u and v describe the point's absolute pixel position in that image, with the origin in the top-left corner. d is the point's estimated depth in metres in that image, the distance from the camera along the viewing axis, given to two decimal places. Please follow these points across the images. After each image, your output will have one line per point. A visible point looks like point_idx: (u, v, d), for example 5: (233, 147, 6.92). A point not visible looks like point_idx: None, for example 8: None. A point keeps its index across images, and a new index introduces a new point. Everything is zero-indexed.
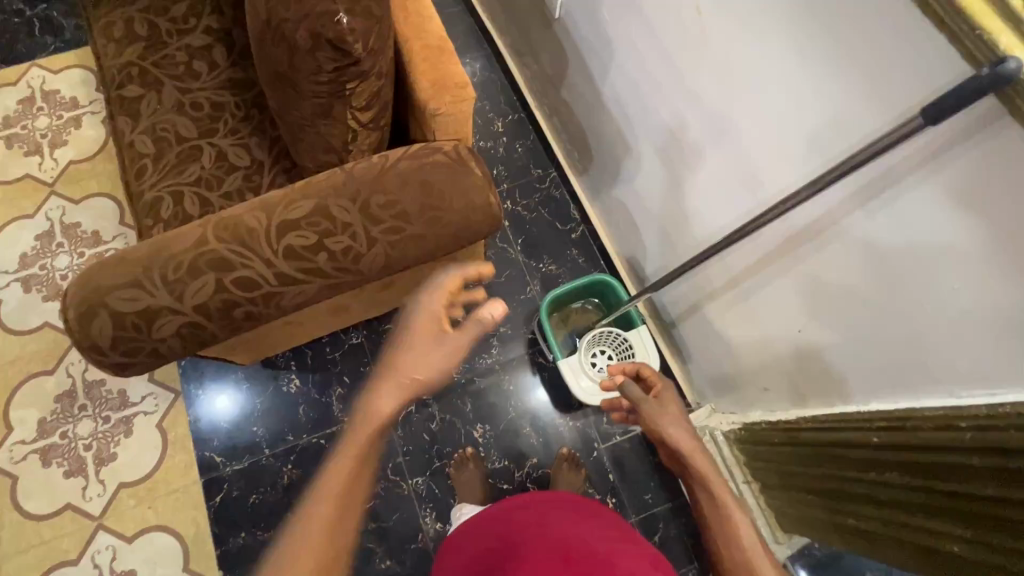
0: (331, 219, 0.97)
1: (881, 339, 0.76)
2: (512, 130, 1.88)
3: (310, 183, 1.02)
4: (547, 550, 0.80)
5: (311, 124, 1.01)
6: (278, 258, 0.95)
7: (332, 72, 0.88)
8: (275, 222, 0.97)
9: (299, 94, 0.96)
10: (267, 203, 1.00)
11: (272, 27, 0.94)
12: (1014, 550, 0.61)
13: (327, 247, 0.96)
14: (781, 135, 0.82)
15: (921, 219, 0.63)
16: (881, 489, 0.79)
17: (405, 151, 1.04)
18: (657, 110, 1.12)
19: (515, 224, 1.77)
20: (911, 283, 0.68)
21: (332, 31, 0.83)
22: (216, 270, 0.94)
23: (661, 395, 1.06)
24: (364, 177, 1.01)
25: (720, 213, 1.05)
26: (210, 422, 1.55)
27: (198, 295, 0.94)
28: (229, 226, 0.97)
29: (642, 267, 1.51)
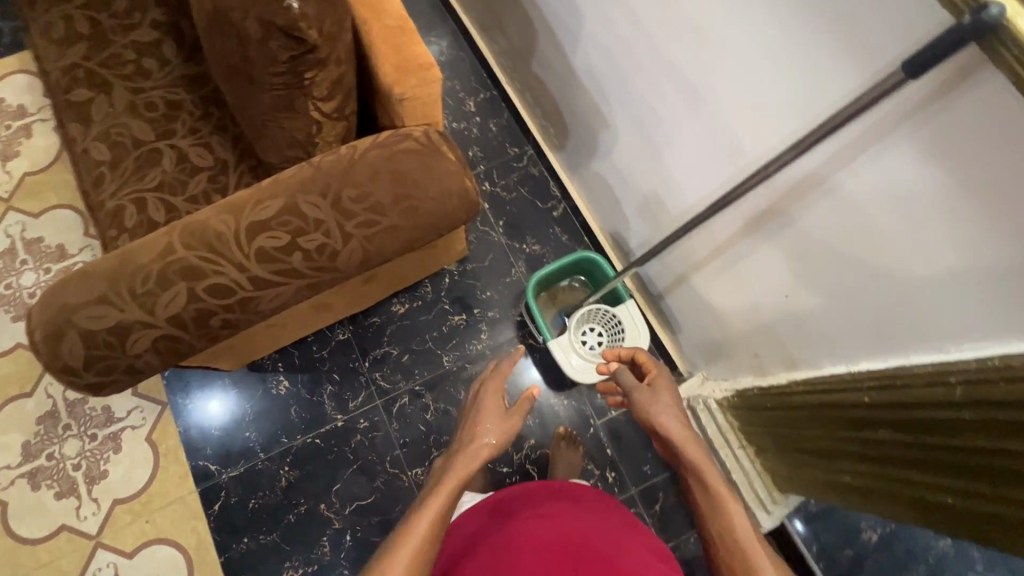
0: (302, 217, 0.93)
1: (867, 300, 0.76)
2: (484, 109, 1.83)
3: (276, 180, 0.97)
4: (549, 541, 0.79)
5: (272, 118, 0.97)
6: (250, 262, 0.92)
7: (288, 62, 0.84)
8: (244, 224, 0.93)
9: (256, 87, 0.91)
10: (234, 204, 0.96)
11: (219, 17, 0.88)
12: (1003, 497, 0.62)
13: (301, 246, 0.93)
14: (760, 97, 0.80)
15: (902, 180, 0.63)
16: (872, 447, 0.80)
17: (373, 140, 1.00)
18: (632, 80, 1.09)
19: (494, 206, 1.74)
20: (896, 243, 0.67)
21: (283, 17, 0.78)
22: (186, 278, 0.90)
23: (654, 382, 1.03)
24: (333, 170, 0.97)
25: (702, 181, 1.03)
26: (201, 431, 1.52)
27: (169, 307, 0.90)
28: (195, 231, 0.92)
29: (625, 241, 1.49)
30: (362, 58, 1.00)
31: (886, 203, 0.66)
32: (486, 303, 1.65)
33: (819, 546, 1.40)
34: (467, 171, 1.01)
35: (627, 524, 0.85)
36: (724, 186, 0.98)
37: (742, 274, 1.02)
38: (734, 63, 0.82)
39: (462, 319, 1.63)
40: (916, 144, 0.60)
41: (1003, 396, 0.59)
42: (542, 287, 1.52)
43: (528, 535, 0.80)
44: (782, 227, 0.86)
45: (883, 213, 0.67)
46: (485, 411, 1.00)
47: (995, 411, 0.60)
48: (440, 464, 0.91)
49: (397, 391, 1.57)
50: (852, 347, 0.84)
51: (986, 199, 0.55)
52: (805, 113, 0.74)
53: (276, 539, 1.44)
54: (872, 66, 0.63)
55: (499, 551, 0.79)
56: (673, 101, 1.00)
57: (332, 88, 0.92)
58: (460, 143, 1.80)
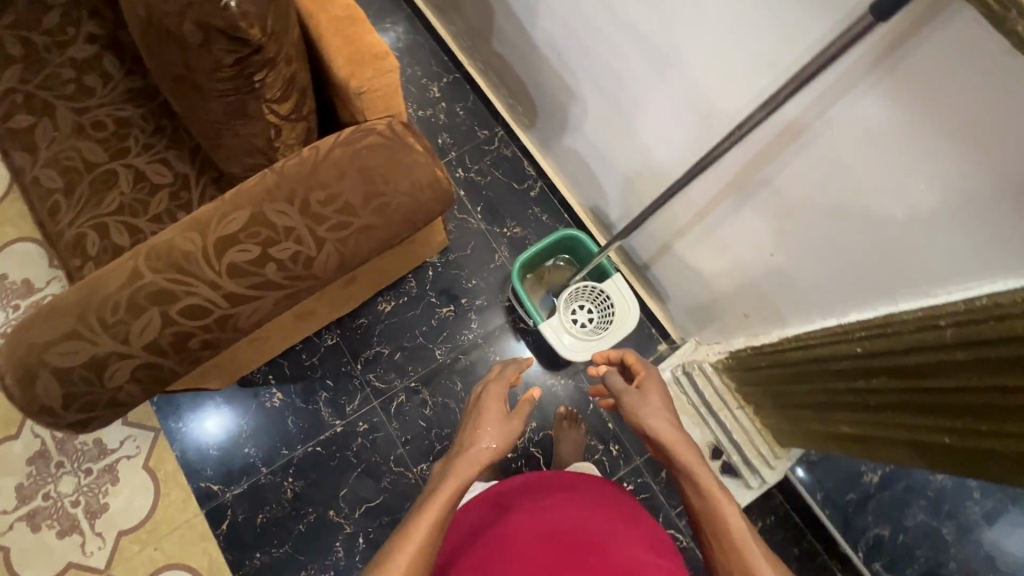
0: (271, 226, 0.90)
1: (852, 250, 0.75)
2: (449, 93, 1.78)
3: (240, 191, 0.94)
4: (544, 537, 0.80)
5: (227, 126, 0.92)
6: (223, 278, 0.88)
7: (234, 65, 0.79)
8: (211, 240, 0.89)
9: (205, 96, 0.87)
10: (198, 220, 0.92)
11: (155, 24, 0.83)
12: (1000, 433, 0.63)
13: (274, 257, 0.90)
14: (727, 54, 0.78)
15: (878, 127, 0.61)
16: (869, 395, 0.81)
17: (336, 138, 0.96)
18: (595, 48, 1.05)
19: (470, 192, 1.71)
20: (876, 192, 0.67)
21: (221, 19, 0.73)
22: (158, 303, 0.87)
23: (642, 383, 1.03)
24: (298, 174, 0.93)
25: (676, 146, 1.02)
26: (199, 453, 1.50)
27: (145, 334, 0.86)
28: (161, 253, 0.88)
29: (606, 214, 1.48)
30: (313, 52, 0.95)
31: (864, 153, 0.65)
32: (472, 292, 1.63)
33: (825, 493, 1.43)
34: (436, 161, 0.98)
35: (629, 513, 0.86)
36: (699, 150, 0.96)
37: (725, 237, 1.02)
38: (699, 21, 0.79)
39: (450, 310, 1.61)
40: (890, 89, 0.58)
41: (994, 334, 0.59)
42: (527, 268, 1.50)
43: (524, 530, 0.81)
44: (762, 187, 0.84)
45: (862, 163, 0.66)
46: (486, 413, 0.97)
47: (988, 349, 0.61)
48: (439, 469, 0.89)
49: (393, 390, 1.55)
50: (839, 301, 0.84)
51: (965, 139, 0.54)
52: (775, 66, 0.72)
53: (289, 551, 1.44)
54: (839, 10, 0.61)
55: (496, 546, 0.80)
56: (640, 67, 0.97)
57: (284, 89, 0.88)
58: (428, 131, 1.75)
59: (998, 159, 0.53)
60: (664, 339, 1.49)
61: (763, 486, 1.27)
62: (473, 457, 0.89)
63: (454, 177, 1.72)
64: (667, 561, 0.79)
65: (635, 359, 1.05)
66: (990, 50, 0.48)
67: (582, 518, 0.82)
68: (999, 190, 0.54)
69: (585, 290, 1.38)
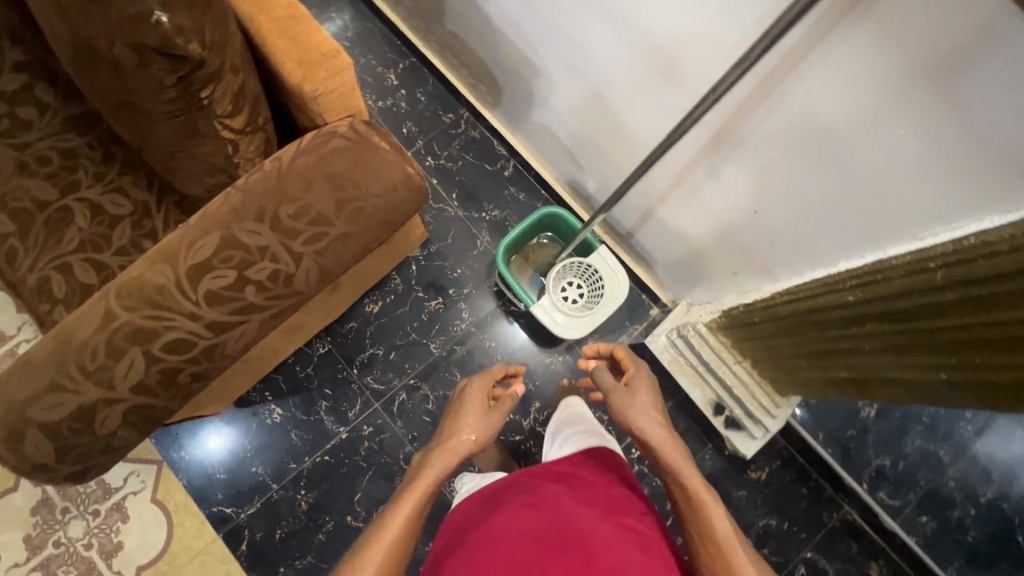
0: (243, 248, 0.86)
1: (835, 201, 0.75)
2: (407, 79, 1.71)
3: (205, 214, 0.89)
4: (530, 527, 0.78)
5: (180, 149, 0.87)
6: (202, 308, 0.85)
7: (177, 84, 0.74)
8: (183, 269, 0.85)
9: (151, 119, 0.82)
10: (166, 250, 0.87)
11: (84, 49, 0.77)
12: (997, 364, 0.64)
13: (252, 279, 0.86)
14: (693, 13, 0.75)
15: (856, 76, 0.60)
16: (864, 340, 0.82)
17: (297, 147, 0.92)
18: (554, 18, 1.01)
19: (444, 180, 1.67)
20: (857, 141, 0.65)
21: (155, 37, 0.68)
22: (138, 342, 0.83)
23: (630, 382, 1.05)
24: (263, 190, 0.89)
25: (648, 112, 0.99)
26: (207, 479, 1.48)
27: (130, 376, 0.83)
28: (132, 289, 0.85)
29: (583, 186, 1.45)
30: (259, 56, 0.89)
31: (842, 104, 0.64)
32: (459, 282, 1.61)
33: (826, 432, 1.47)
34: (406, 157, 0.95)
35: (617, 506, 0.86)
36: (672, 114, 0.94)
37: (709, 200, 1.01)
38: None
39: (439, 303, 1.59)
40: (864, 37, 0.56)
41: (984, 273, 0.60)
42: (511, 252, 1.47)
43: (512, 522, 0.80)
44: (741, 146, 0.83)
45: (840, 115, 0.65)
46: (468, 408, 1.03)
47: (980, 288, 0.61)
48: (419, 459, 0.96)
49: (393, 390, 1.54)
50: (826, 253, 0.84)
51: (944, 81, 0.53)
52: (743, 22, 0.69)
53: (312, 561, 1.44)
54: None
55: (483, 540, 0.80)
56: (603, 35, 0.94)
57: (235, 101, 0.83)
58: (391, 121, 1.69)
59: (976, 100, 0.52)
60: (655, 304, 1.49)
61: (767, 435, 1.30)
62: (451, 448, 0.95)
63: (425, 166, 1.67)
64: (656, 558, 0.77)
65: (620, 356, 1.07)
66: None
67: (568, 511, 0.80)
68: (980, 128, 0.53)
69: (574, 266, 1.37)
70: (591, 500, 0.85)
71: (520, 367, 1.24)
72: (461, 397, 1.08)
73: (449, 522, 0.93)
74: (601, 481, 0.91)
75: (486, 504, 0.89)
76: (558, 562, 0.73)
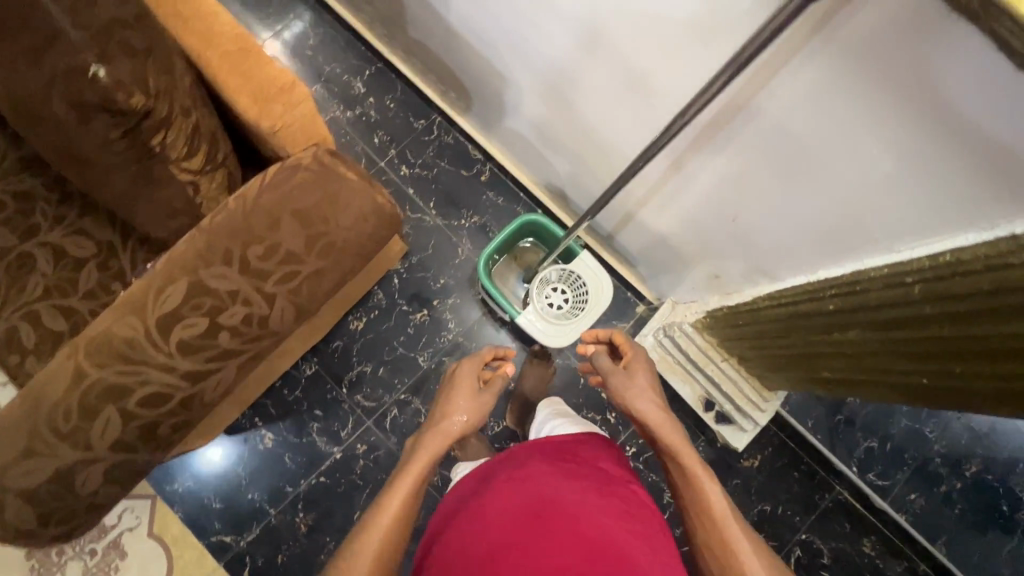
0: (212, 293, 0.84)
1: (812, 212, 0.74)
2: (374, 86, 1.67)
3: (169, 259, 0.86)
4: (520, 500, 0.77)
5: (138, 196, 0.84)
6: (175, 358, 0.83)
7: (124, 137, 0.71)
8: (153, 320, 0.83)
9: (103, 171, 0.78)
10: (134, 298, 0.84)
11: (22, 104, 0.73)
12: (977, 373, 0.64)
13: (224, 325, 0.84)
14: (658, 27, 0.73)
15: (825, 96, 0.59)
16: (846, 345, 0.82)
17: (261, 181, 0.89)
18: (519, 28, 0.98)
19: (420, 189, 1.63)
20: (830, 157, 0.64)
21: (94, 92, 0.65)
22: (113, 400, 0.81)
23: (629, 364, 1.04)
24: (228, 230, 0.86)
25: (620, 121, 0.97)
26: (203, 509, 1.47)
27: (107, 435, 0.81)
28: (101, 345, 0.82)
29: (561, 188, 1.43)
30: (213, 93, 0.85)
31: (812, 122, 0.62)
32: (442, 292, 1.59)
33: (815, 417, 1.49)
34: (372, 184, 0.92)
35: (607, 478, 0.84)
36: (643, 126, 0.92)
37: (687, 208, 1.00)
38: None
39: (425, 314, 1.57)
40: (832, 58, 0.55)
41: (961, 290, 0.59)
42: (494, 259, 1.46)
43: (500, 497, 0.78)
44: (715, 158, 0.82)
45: (811, 131, 0.63)
46: (457, 392, 1.08)
47: (957, 303, 0.61)
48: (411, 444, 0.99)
49: (384, 406, 1.53)
50: (803, 261, 0.84)
51: (910, 106, 0.52)
52: (711, 38, 0.67)
53: None
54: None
55: (473, 517, 0.78)
56: (570, 47, 0.91)
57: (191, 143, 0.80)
58: (361, 131, 1.65)
59: (947, 122, 0.51)
60: (641, 301, 1.49)
61: (757, 427, 1.32)
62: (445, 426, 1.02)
63: (399, 176, 1.64)
64: (645, 527, 0.76)
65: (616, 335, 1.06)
66: (930, 13, 0.45)
67: (555, 485, 0.78)
68: (952, 150, 0.52)
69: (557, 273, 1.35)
70: (586, 476, 0.82)
71: (508, 351, 1.27)
72: (450, 380, 1.14)
73: (442, 496, 0.92)
74: (602, 458, 0.89)
75: (477, 482, 0.86)
76: (548, 533, 0.72)
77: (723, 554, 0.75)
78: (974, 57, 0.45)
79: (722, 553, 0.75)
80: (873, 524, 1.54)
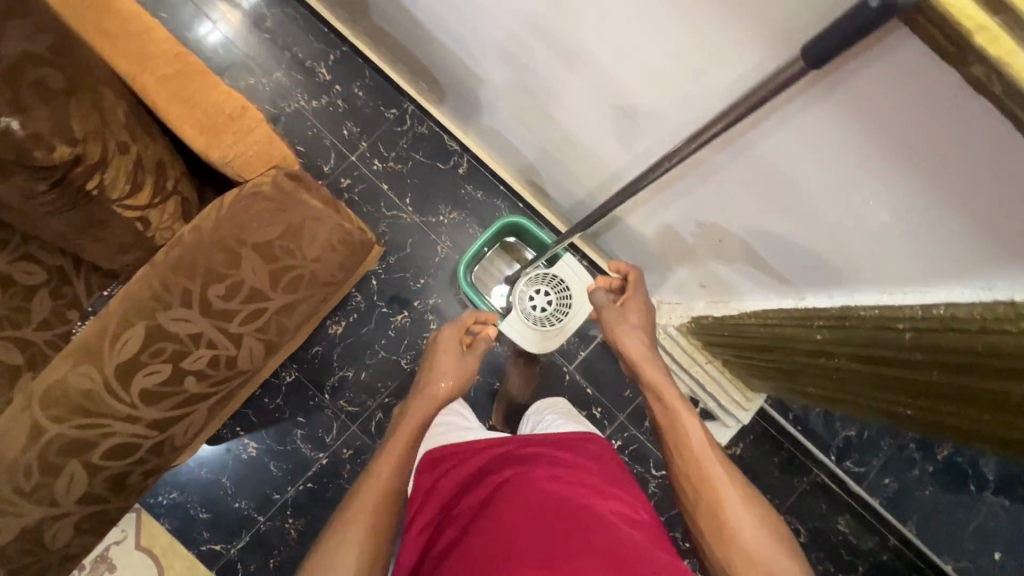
0: (173, 337, 0.79)
1: (803, 246, 0.71)
2: (340, 74, 1.55)
3: (123, 299, 0.80)
4: (535, 505, 0.71)
5: (82, 238, 0.78)
6: (138, 408, 0.79)
7: (52, 186, 0.65)
8: (111, 368, 0.77)
9: (37, 217, 0.72)
10: (89, 342, 0.78)
11: None
12: (963, 416, 0.64)
13: (189, 370, 0.80)
14: (642, 54, 0.67)
15: (824, 143, 0.54)
16: (831, 369, 0.81)
17: (218, 208, 0.81)
18: (491, 34, 0.91)
19: (394, 184, 1.56)
20: (823, 200, 0.61)
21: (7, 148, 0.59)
22: (74, 454, 0.77)
23: (626, 304, 1.15)
24: (184, 263, 0.79)
25: (599, 138, 0.92)
26: (190, 520, 1.46)
27: (73, 489, 0.78)
28: (56, 397, 0.77)
29: (543, 185, 1.38)
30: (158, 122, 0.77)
31: (807, 165, 0.58)
32: (423, 292, 1.54)
33: (796, 407, 1.51)
34: (340, 211, 0.85)
35: (608, 478, 0.81)
36: (625, 144, 0.87)
37: (672, 220, 0.96)
38: (611, 14, 0.66)
39: (406, 316, 1.53)
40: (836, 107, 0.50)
41: (952, 345, 0.58)
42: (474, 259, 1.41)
43: (512, 500, 0.72)
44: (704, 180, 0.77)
45: (806, 174, 0.59)
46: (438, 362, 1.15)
47: (947, 355, 0.59)
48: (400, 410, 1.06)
49: (368, 411, 1.52)
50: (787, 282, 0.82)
51: (911, 166, 0.49)
52: (703, 72, 0.61)
53: None
54: (767, 32, 0.51)
55: (484, 527, 0.70)
56: (547, 59, 0.83)
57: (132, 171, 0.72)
58: (329, 123, 1.55)
59: (948, 186, 0.48)
60: None
61: (739, 424, 1.34)
62: (431, 396, 1.10)
63: (372, 171, 1.55)
64: (653, 529, 0.75)
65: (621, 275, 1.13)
66: (940, 81, 0.41)
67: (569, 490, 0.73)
68: (956, 213, 0.49)
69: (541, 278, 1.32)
70: (589, 476, 0.78)
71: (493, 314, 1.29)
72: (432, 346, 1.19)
73: (427, 497, 0.85)
74: (600, 455, 0.87)
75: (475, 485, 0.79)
76: (575, 540, 0.67)
77: (698, 472, 0.94)
78: (983, 131, 0.41)
79: (698, 480, 0.92)
80: (847, 503, 1.60)
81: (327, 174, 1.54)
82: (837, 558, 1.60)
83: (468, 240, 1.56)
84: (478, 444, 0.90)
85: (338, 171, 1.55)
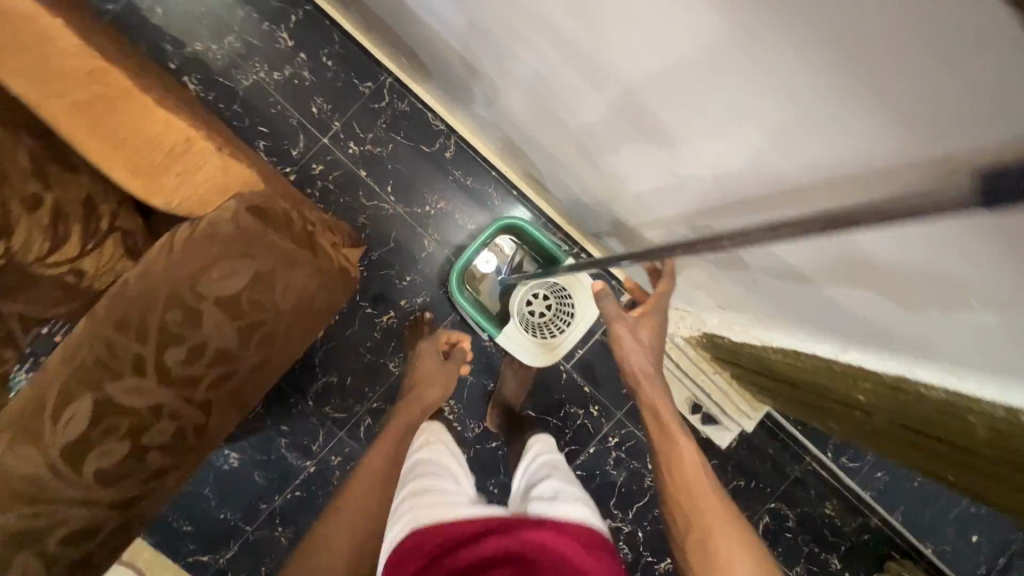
0: (131, 413, 0.67)
1: (874, 321, 0.62)
2: (305, 40, 1.34)
3: (67, 353, 0.67)
4: None
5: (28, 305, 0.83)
6: (93, 491, 0.68)
7: None
8: (58, 448, 0.66)
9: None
10: (21, 418, 0.66)
11: None
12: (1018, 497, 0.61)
13: (153, 445, 0.69)
14: (703, 109, 0.54)
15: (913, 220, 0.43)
16: (865, 421, 0.78)
17: (168, 245, 0.67)
18: (502, 39, 0.76)
19: (373, 170, 1.39)
20: (924, 298, 0.51)
21: None
22: (23, 543, 0.66)
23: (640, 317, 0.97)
24: (136, 306, 0.67)
25: (631, 162, 0.80)
26: (172, 531, 1.40)
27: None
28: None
29: (542, 178, 1.24)
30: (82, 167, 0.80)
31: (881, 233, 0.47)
32: (410, 290, 1.42)
33: None
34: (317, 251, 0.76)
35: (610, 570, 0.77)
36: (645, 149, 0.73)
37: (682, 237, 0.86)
38: (642, 13, 0.50)
39: (392, 317, 1.42)
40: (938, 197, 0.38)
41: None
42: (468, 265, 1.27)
43: None
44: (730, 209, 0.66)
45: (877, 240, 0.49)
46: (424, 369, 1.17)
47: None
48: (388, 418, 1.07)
49: (356, 416, 1.44)
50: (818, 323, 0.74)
51: None
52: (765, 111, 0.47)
53: None
54: (888, 137, 0.39)
55: None
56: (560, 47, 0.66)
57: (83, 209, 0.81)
58: (295, 98, 1.35)
59: None
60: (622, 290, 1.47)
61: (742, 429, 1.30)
62: (420, 400, 1.10)
63: (348, 155, 1.38)
64: None
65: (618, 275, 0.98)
66: None
67: None
68: None
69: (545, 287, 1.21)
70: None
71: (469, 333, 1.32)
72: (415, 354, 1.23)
73: None
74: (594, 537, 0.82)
75: None
76: None
77: (688, 492, 0.85)
78: None
79: (685, 500, 0.84)
80: (836, 489, 1.63)
81: (295, 159, 1.36)
82: (824, 540, 1.64)
83: (458, 233, 1.42)
84: (469, 528, 0.82)
85: (309, 155, 1.37)
